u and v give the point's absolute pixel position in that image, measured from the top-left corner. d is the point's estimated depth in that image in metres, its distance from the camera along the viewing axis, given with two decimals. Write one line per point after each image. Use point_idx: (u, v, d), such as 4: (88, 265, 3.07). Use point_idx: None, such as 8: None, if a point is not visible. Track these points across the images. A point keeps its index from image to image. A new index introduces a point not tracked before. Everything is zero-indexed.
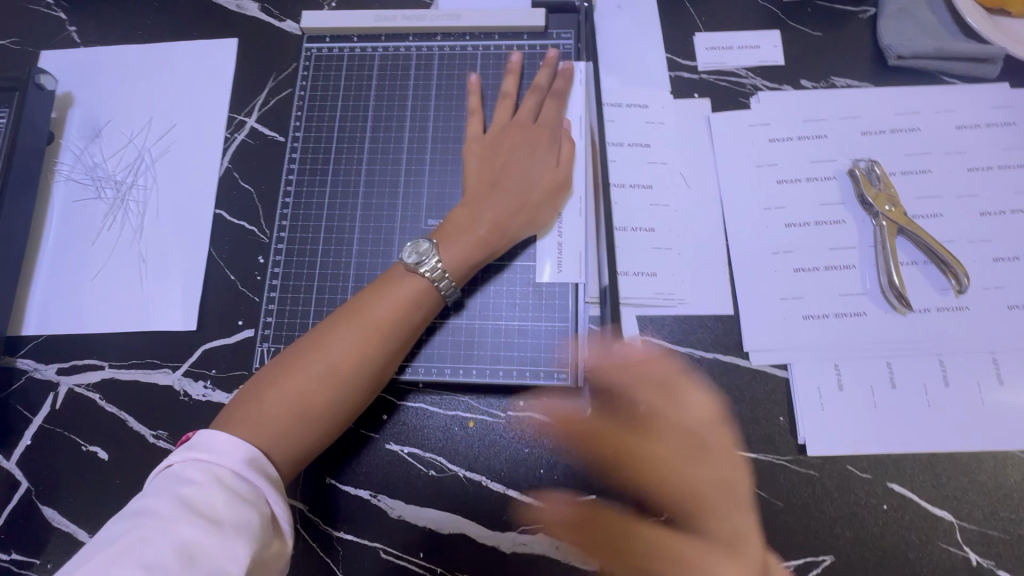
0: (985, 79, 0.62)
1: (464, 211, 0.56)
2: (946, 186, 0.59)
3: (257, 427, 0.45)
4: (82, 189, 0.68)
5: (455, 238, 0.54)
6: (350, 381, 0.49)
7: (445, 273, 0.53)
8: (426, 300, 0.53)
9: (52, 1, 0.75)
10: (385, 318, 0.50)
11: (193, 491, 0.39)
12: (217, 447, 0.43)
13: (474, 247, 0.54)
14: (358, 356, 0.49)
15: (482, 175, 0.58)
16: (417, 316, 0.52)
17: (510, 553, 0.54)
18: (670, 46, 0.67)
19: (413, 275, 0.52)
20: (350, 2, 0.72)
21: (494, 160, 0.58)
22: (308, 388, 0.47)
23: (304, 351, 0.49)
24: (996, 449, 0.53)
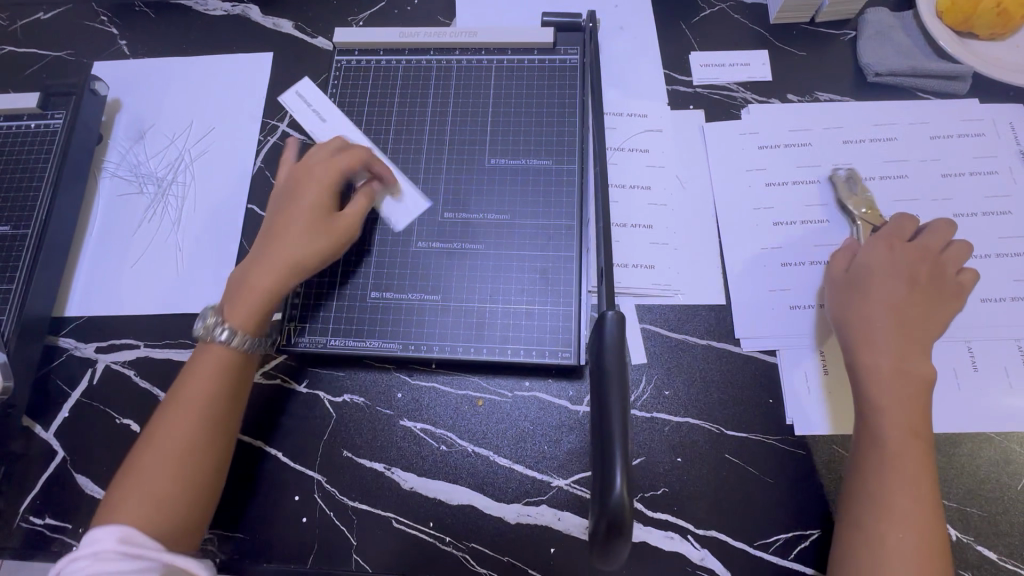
0: (956, 94, 0.68)
1: (276, 252, 0.58)
2: (922, 190, 0.64)
3: (141, 504, 0.49)
4: (126, 185, 0.74)
5: (253, 292, 0.57)
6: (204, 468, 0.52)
7: (238, 334, 0.56)
8: (228, 364, 0.55)
9: (106, 17, 0.83)
10: (194, 394, 0.54)
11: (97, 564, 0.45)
12: (100, 537, 0.47)
13: (260, 297, 0.57)
14: (180, 437, 0.52)
15: (286, 230, 0.59)
16: (225, 384, 0.55)
17: (515, 524, 0.57)
18: (668, 62, 0.73)
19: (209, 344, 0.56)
20: (377, 22, 0.79)
21: (286, 215, 0.60)
22: (182, 471, 0.51)
23: (172, 435, 0.52)
24: (972, 431, 0.56)
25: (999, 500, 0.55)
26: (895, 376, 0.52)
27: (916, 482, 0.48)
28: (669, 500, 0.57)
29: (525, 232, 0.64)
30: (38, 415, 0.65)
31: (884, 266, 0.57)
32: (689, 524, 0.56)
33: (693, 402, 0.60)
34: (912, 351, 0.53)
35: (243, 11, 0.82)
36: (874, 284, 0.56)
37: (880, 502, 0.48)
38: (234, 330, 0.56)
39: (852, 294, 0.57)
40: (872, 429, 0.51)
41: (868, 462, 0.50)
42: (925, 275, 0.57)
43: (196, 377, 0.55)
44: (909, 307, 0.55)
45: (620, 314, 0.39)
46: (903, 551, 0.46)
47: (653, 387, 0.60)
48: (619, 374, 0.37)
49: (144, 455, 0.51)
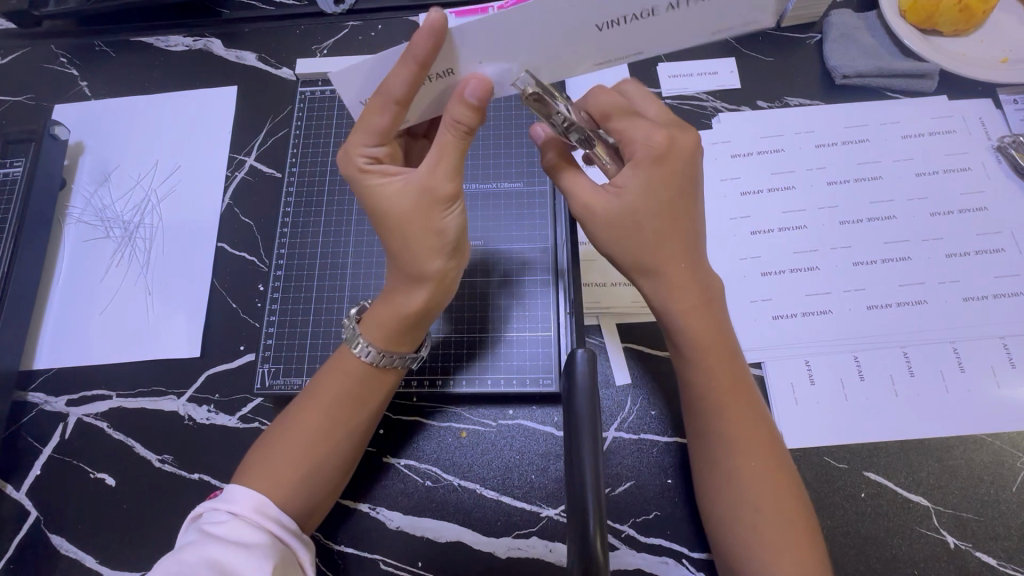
0: (925, 92, 0.68)
1: (403, 279, 0.49)
2: (897, 190, 0.64)
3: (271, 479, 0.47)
4: (92, 230, 0.72)
5: (375, 313, 0.51)
6: (340, 457, 0.50)
7: (378, 350, 0.50)
8: (372, 373, 0.51)
9: (65, 59, 0.82)
10: (337, 392, 0.50)
11: (222, 525, 0.43)
12: (246, 496, 0.46)
13: (394, 316, 0.50)
14: (331, 425, 0.50)
15: (415, 254, 0.47)
16: (371, 390, 0.51)
17: (506, 558, 0.56)
18: (636, 75, 0.72)
19: (352, 355, 0.51)
20: (341, 50, 0.78)
21: (403, 240, 0.47)
22: (305, 461, 0.48)
23: (309, 425, 0.49)
24: (963, 434, 0.55)
25: (995, 503, 0.54)
26: (700, 310, 0.47)
27: (745, 422, 0.47)
28: (662, 525, 0.55)
29: (500, 256, 0.63)
30: (10, 474, 0.63)
31: (634, 195, 0.45)
32: (684, 548, 0.54)
33: (680, 422, 0.58)
34: (684, 287, 0.46)
35: (204, 45, 0.81)
36: (632, 219, 0.46)
37: (740, 482, 0.46)
38: (372, 346, 0.50)
39: (601, 229, 0.47)
40: (690, 376, 0.48)
41: (705, 410, 0.48)
42: (667, 187, 0.45)
43: (327, 375, 0.51)
44: (675, 239, 0.46)
45: (592, 352, 0.40)
46: (760, 492, 0.45)
47: (639, 408, 0.59)
48: (591, 413, 0.36)
49: (275, 436, 0.50)
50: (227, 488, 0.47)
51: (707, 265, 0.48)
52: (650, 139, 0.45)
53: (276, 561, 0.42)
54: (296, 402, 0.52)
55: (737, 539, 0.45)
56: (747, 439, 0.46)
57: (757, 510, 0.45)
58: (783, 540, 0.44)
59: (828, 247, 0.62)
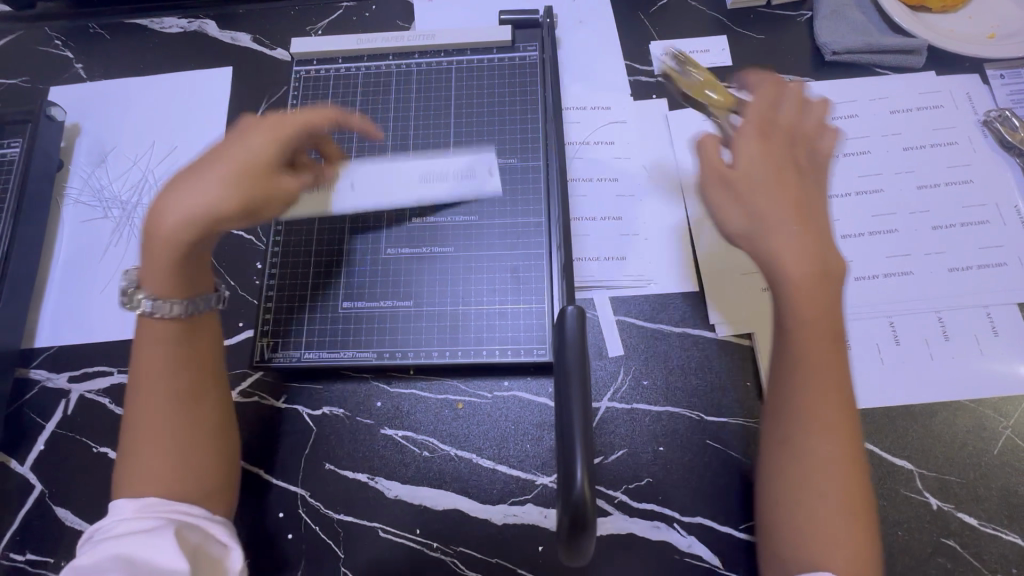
0: (914, 68, 0.69)
1: (178, 226, 0.49)
2: (885, 165, 0.65)
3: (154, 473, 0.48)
4: (90, 210, 0.73)
5: (152, 263, 0.50)
6: (195, 424, 0.51)
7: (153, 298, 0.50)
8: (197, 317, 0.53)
9: (60, 42, 0.82)
10: (147, 361, 0.51)
11: (132, 519, 0.46)
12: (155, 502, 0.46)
13: (176, 260, 0.50)
14: (149, 387, 0.50)
15: (196, 213, 0.49)
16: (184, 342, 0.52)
17: (502, 524, 0.57)
18: (628, 54, 0.73)
19: (147, 319, 0.51)
20: (335, 30, 0.78)
21: (191, 194, 0.49)
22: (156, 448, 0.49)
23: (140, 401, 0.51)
24: (947, 400, 0.57)
25: (977, 466, 0.55)
26: (813, 287, 0.46)
27: (834, 392, 0.47)
28: (654, 490, 0.57)
29: (495, 231, 0.64)
30: (14, 449, 0.64)
31: (747, 164, 0.50)
32: (674, 512, 0.56)
33: (671, 392, 0.60)
34: (799, 257, 0.46)
35: (199, 27, 0.81)
36: (750, 186, 0.50)
37: (801, 477, 0.46)
38: (160, 297, 0.50)
39: (717, 192, 0.51)
40: (785, 376, 0.48)
41: (789, 410, 0.48)
42: (772, 160, 0.50)
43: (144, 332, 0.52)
44: (789, 208, 0.48)
45: (581, 309, 0.39)
46: (829, 472, 0.46)
47: (631, 378, 0.60)
48: (580, 367, 0.37)
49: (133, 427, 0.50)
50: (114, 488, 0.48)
51: (829, 249, 0.47)
52: (745, 132, 0.52)
53: None
54: (134, 353, 0.53)
55: (783, 523, 0.47)
56: (815, 430, 0.46)
57: (822, 503, 0.45)
58: (841, 525, 0.45)
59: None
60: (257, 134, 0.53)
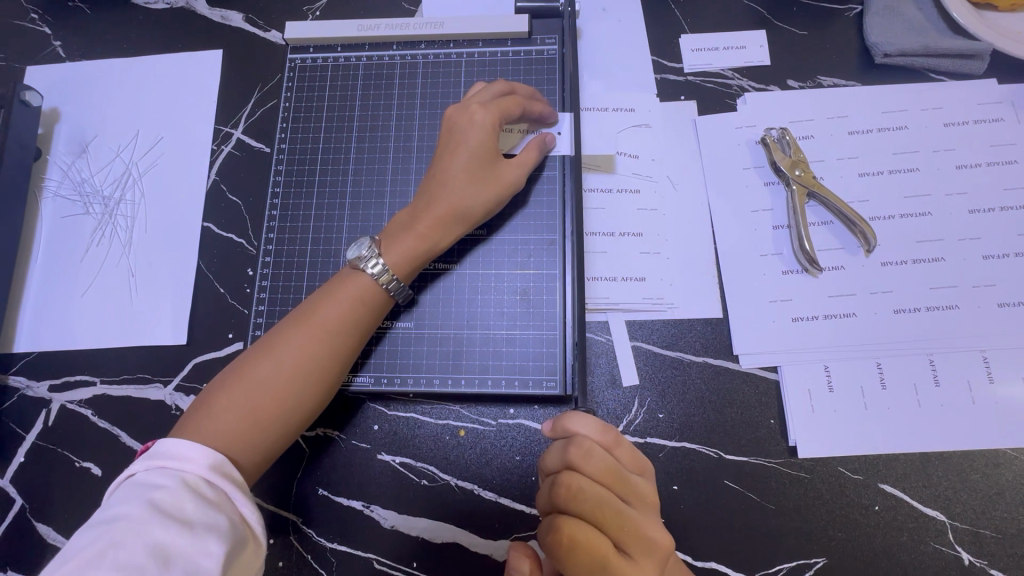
0: (972, 75, 0.62)
1: (444, 213, 0.54)
2: (935, 184, 0.59)
3: (244, 409, 0.47)
4: (70, 205, 0.68)
5: (399, 239, 0.54)
6: (315, 378, 0.49)
7: (390, 272, 0.52)
8: (378, 300, 0.53)
9: (37, 16, 0.75)
10: (328, 320, 0.51)
11: (164, 496, 0.40)
12: (189, 454, 0.44)
13: (426, 247, 0.54)
14: (313, 358, 0.49)
15: (463, 194, 0.54)
16: (364, 316, 0.52)
17: (503, 561, 0.54)
18: (656, 48, 0.66)
19: (362, 274, 0.53)
20: (335, 12, 0.72)
21: (453, 179, 0.55)
22: (258, 399, 0.47)
23: (292, 353, 0.49)
24: (987, 449, 0.53)
25: (1014, 521, 0.51)
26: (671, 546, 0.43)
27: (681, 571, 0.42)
28: None
29: (504, 246, 0.59)
30: None
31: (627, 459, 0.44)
32: (687, 556, 0.53)
33: (688, 427, 0.56)
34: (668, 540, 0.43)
35: (187, 3, 0.74)
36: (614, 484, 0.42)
37: None
38: (390, 272, 0.53)
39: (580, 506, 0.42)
40: None
41: None
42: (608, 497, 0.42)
43: (330, 298, 0.52)
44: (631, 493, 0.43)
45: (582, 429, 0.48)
46: None
47: (646, 411, 0.56)
48: None
49: (246, 363, 0.49)
50: (168, 445, 0.44)
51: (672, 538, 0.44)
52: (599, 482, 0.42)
53: (228, 538, 0.41)
54: (297, 308, 0.52)
55: None
56: None
57: None
58: None
59: (855, 248, 0.58)
60: (489, 126, 0.55)
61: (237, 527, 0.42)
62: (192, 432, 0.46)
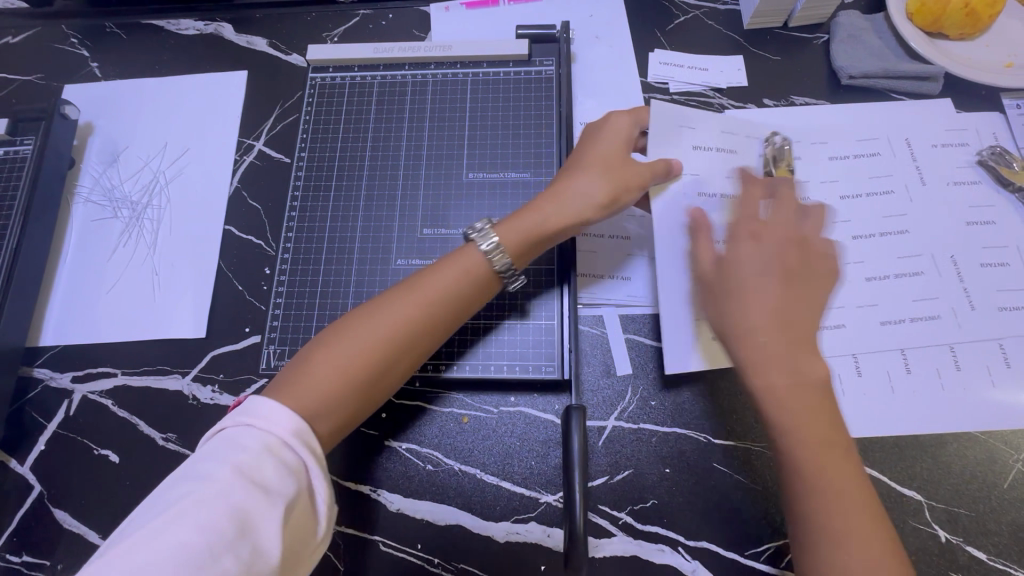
0: (929, 95, 0.69)
1: (555, 202, 0.57)
2: (901, 191, 0.65)
3: (337, 374, 0.48)
4: (100, 210, 0.73)
5: (512, 221, 0.56)
6: (412, 341, 0.51)
7: (503, 250, 0.54)
8: (481, 274, 0.54)
9: (76, 39, 0.82)
10: (433, 290, 0.52)
11: (247, 460, 0.41)
12: (278, 418, 0.44)
13: (531, 229, 0.56)
14: (414, 323, 0.51)
15: (580, 198, 0.56)
16: (466, 290, 0.53)
17: (504, 542, 0.57)
18: (644, 71, 0.73)
19: (474, 248, 0.55)
20: (352, 37, 0.79)
21: (581, 181, 0.57)
22: (364, 362, 0.49)
23: (394, 317, 0.51)
24: (956, 431, 0.56)
25: (986, 498, 0.55)
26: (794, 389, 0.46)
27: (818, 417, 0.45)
28: (659, 512, 0.56)
29: None
30: (13, 448, 0.63)
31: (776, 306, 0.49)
32: (679, 535, 0.55)
33: (679, 413, 0.59)
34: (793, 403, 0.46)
35: (216, 30, 0.81)
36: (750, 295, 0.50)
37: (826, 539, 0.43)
38: (502, 249, 0.54)
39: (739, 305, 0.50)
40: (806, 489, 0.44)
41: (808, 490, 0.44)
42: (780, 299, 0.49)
43: (438, 270, 0.54)
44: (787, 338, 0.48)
45: (580, 410, 0.53)
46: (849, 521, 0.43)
47: (639, 399, 0.60)
48: (581, 466, 0.51)
49: (347, 327, 0.50)
50: (259, 397, 0.46)
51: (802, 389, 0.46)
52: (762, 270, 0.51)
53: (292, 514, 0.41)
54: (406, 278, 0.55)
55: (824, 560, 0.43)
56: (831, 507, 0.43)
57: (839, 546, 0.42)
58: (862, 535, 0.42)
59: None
60: (619, 133, 0.59)
61: (305, 499, 0.42)
62: (287, 392, 0.47)
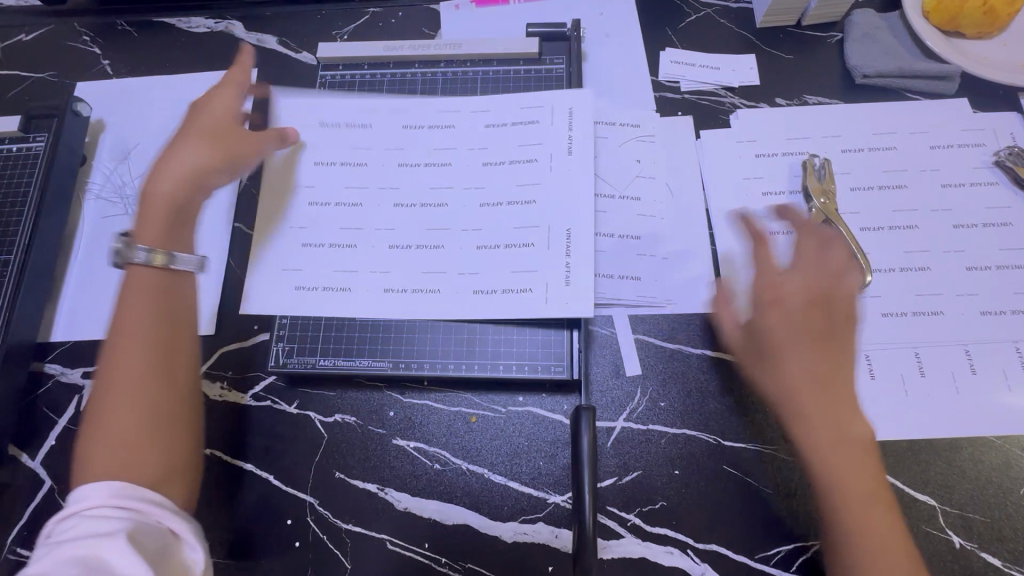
0: (945, 95, 0.68)
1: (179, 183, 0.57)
2: (916, 192, 0.64)
3: (113, 439, 0.47)
4: (111, 207, 0.73)
5: (150, 216, 0.55)
6: (169, 368, 0.51)
7: (160, 253, 0.54)
8: (176, 282, 0.55)
9: (88, 37, 0.82)
10: (138, 312, 0.52)
11: (71, 519, 0.42)
12: (90, 492, 0.44)
13: (166, 214, 0.56)
14: (142, 362, 0.50)
15: (178, 165, 0.58)
16: (163, 300, 0.53)
17: (511, 543, 0.57)
18: (655, 70, 0.73)
19: (139, 267, 0.53)
20: (362, 35, 0.79)
21: (203, 149, 0.59)
22: (124, 413, 0.48)
23: (123, 345, 0.50)
24: (972, 436, 0.56)
25: (1001, 504, 0.54)
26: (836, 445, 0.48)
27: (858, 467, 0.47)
28: (667, 514, 0.56)
29: None
30: (24, 443, 0.64)
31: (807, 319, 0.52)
32: (688, 538, 0.55)
33: (689, 414, 0.59)
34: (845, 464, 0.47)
35: (226, 27, 0.81)
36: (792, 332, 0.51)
37: None
38: (152, 250, 0.54)
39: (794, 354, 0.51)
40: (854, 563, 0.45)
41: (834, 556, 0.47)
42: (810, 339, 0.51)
43: (133, 297, 0.52)
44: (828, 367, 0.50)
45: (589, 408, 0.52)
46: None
47: (648, 399, 0.59)
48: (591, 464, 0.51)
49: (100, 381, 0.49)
50: (77, 486, 0.45)
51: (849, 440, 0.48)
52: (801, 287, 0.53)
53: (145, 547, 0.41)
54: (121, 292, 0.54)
55: None
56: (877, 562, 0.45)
57: None
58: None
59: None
60: (226, 105, 0.63)
61: (153, 536, 0.43)
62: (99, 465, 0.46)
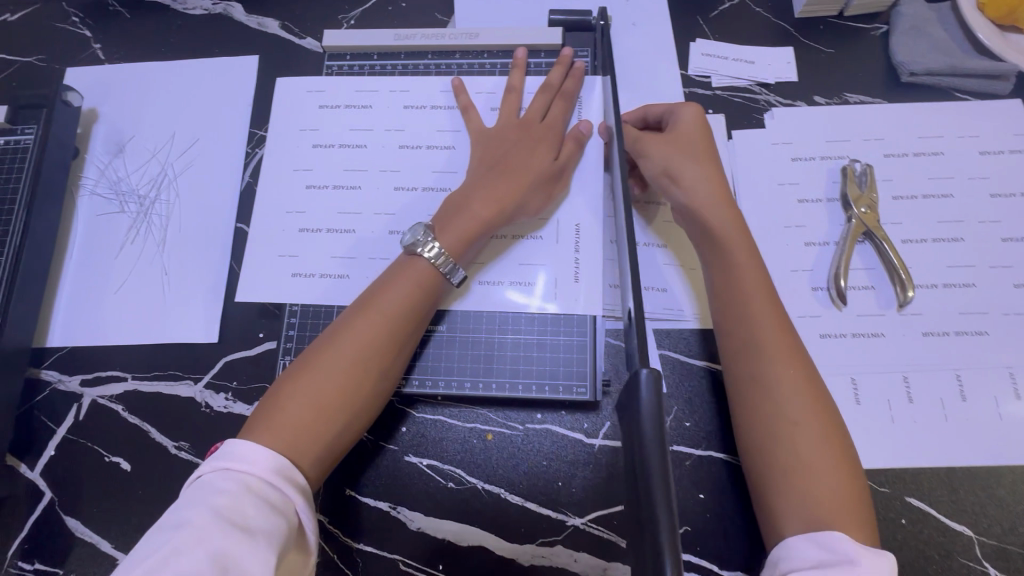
0: (998, 95, 0.64)
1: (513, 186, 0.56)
2: (962, 201, 0.60)
3: (300, 415, 0.46)
4: (106, 204, 0.69)
5: (454, 221, 0.55)
6: (368, 372, 0.49)
7: (447, 256, 0.53)
8: (436, 284, 0.53)
9: (78, 18, 0.77)
10: (395, 305, 0.51)
11: (224, 501, 0.39)
12: (254, 455, 0.42)
13: (478, 227, 0.55)
14: (369, 353, 0.49)
15: (497, 176, 0.57)
16: (422, 300, 0.52)
17: (528, 566, 0.55)
18: (685, 63, 0.68)
19: (420, 259, 0.53)
20: (370, 20, 0.73)
21: (513, 156, 0.58)
22: (327, 401, 0.47)
23: (350, 340, 0.49)
24: (1013, 464, 0.53)
25: None
26: None
27: None
28: (691, 540, 0.54)
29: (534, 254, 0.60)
30: (21, 453, 0.61)
31: None
32: (713, 564, 0.53)
33: (715, 436, 0.56)
34: None
35: (224, 10, 0.76)
36: None
37: None
38: (445, 254, 0.53)
39: None
40: None
41: None
42: None
43: (393, 286, 0.52)
44: None
45: None
46: None
47: (673, 419, 0.57)
48: None
49: (301, 364, 0.49)
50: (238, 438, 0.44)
51: None
52: None
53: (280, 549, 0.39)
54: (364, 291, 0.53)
55: None
56: None
57: None
58: None
59: (888, 302, 0.58)
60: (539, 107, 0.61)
61: (292, 532, 0.41)
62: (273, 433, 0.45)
